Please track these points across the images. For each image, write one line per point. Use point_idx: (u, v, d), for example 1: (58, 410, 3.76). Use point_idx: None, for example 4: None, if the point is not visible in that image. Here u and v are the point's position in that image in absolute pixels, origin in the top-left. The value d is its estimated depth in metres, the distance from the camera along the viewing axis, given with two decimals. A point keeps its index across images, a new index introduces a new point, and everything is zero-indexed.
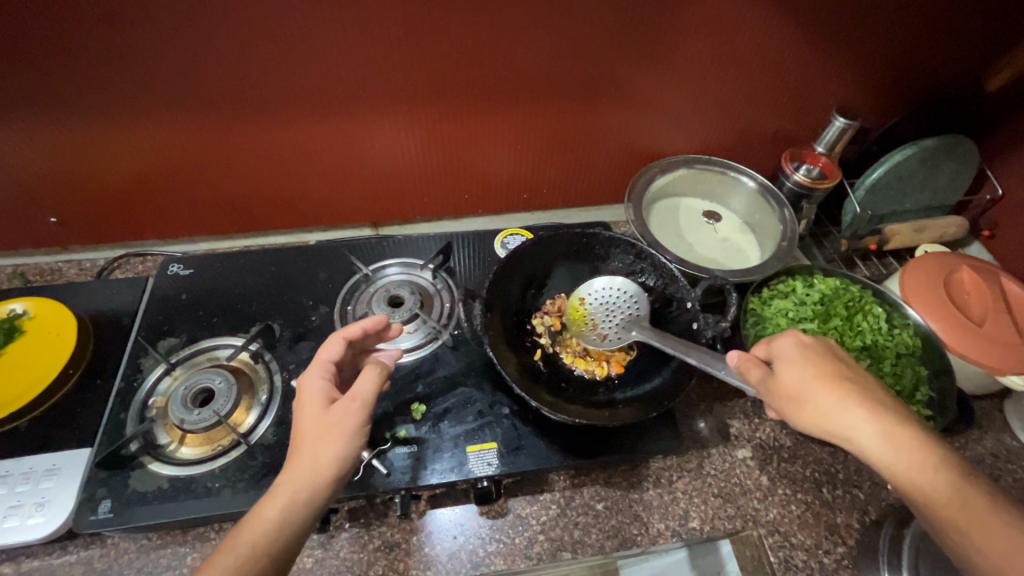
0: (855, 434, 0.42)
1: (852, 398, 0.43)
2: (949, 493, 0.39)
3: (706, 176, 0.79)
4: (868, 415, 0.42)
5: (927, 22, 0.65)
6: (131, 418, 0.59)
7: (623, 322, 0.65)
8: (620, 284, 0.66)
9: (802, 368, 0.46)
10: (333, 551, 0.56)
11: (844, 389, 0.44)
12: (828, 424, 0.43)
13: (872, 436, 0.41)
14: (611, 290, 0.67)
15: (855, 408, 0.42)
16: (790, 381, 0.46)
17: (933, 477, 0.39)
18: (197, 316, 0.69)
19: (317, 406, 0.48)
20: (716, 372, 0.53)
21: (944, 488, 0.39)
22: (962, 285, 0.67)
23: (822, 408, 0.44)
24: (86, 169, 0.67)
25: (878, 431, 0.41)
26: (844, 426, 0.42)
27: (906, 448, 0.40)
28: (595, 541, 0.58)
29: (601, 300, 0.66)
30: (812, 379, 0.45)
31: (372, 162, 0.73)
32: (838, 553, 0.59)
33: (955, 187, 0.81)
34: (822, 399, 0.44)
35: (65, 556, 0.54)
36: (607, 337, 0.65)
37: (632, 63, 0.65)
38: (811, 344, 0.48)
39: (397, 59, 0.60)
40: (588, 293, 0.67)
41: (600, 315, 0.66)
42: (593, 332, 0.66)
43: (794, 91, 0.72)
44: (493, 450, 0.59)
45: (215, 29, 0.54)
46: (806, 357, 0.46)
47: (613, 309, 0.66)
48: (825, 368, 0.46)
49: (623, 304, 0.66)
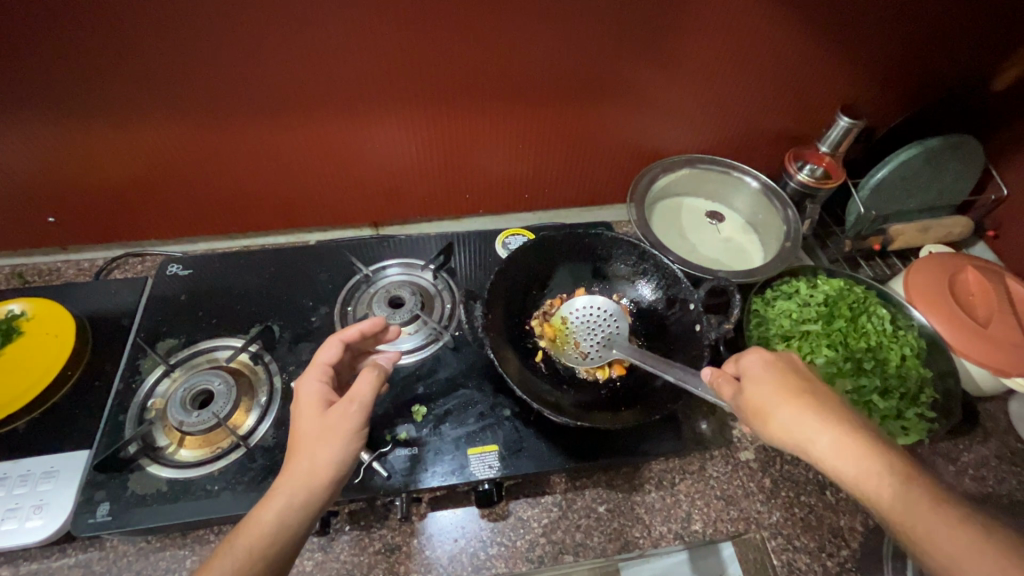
0: (811, 447, 0.41)
1: (810, 411, 0.42)
2: (901, 502, 0.36)
3: (709, 176, 0.78)
4: (824, 428, 0.41)
5: (933, 20, 0.64)
6: (129, 420, 0.59)
7: (604, 340, 0.65)
8: (601, 304, 0.67)
9: (764, 384, 0.45)
10: (334, 554, 0.56)
11: (802, 403, 0.43)
12: (788, 438, 0.42)
13: (829, 449, 0.40)
14: (592, 309, 0.67)
15: (811, 422, 0.42)
16: (753, 396, 0.45)
17: (887, 487, 0.37)
18: (196, 316, 0.69)
19: (315, 410, 0.47)
20: (692, 390, 0.53)
21: (894, 497, 0.37)
22: (967, 286, 0.67)
23: (781, 423, 0.43)
24: (84, 169, 0.67)
25: (833, 443, 0.40)
26: (801, 440, 0.42)
27: (861, 460, 0.39)
28: (597, 544, 0.58)
29: (583, 319, 0.66)
30: (772, 393, 0.44)
31: (372, 161, 0.73)
32: (841, 556, 0.59)
33: (959, 187, 0.80)
34: (781, 414, 0.43)
35: (64, 558, 0.54)
36: (587, 355, 0.64)
37: (635, 62, 0.64)
38: (777, 361, 0.47)
39: (398, 57, 0.59)
40: (570, 312, 0.67)
41: (581, 334, 0.66)
42: (574, 350, 0.65)
43: (799, 90, 0.71)
44: (494, 452, 0.59)
45: (213, 28, 0.53)
46: (770, 373, 0.46)
47: (594, 328, 0.66)
48: (788, 383, 0.45)
49: (603, 323, 0.66)
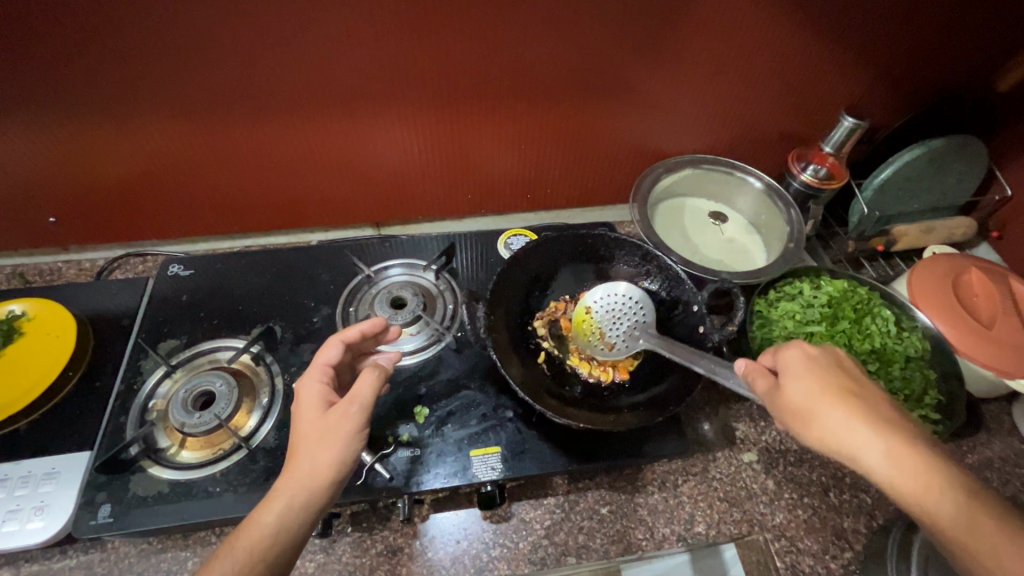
0: (860, 453, 0.41)
1: (859, 416, 0.42)
2: (962, 515, 0.37)
3: (712, 176, 0.78)
4: (875, 435, 0.41)
5: (937, 21, 0.64)
6: (130, 421, 0.59)
7: (630, 330, 0.64)
8: (625, 292, 0.65)
9: (807, 383, 0.45)
10: (336, 556, 0.56)
11: (851, 406, 0.43)
12: (834, 442, 0.42)
13: (879, 455, 0.40)
14: (617, 298, 0.65)
15: (861, 427, 0.42)
16: (796, 396, 0.45)
17: (942, 498, 0.38)
18: (198, 317, 0.68)
19: (315, 411, 0.47)
20: (724, 381, 0.53)
21: (954, 509, 0.37)
22: (971, 287, 0.66)
23: (828, 426, 0.43)
24: (85, 169, 0.66)
25: (885, 451, 0.40)
26: (849, 445, 0.41)
27: (915, 468, 0.39)
28: (600, 546, 0.58)
29: (608, 308, 0.65)
30: (818, 395, 0.44)
31: (373, 161, 0.73)
32: (845, 558, 0.58)
33: (962, 188, 0.80)
34: (828, 416, 0.43)
35: (64, 560, 0.54)
36: (614, 346, 0.64)
37: (638, 63, 0.64)
38: (819, 358, 0.47)
39: (399, 57, 0.59)
40: (593, 302, 0.66)
41: (606, 324, 0.65)
42: (600, 342, 0.65)
43: (802, 91, 0.71)
44: (496, 453, 0.59)
45: (213, 27, 0.53)
46: (815, 372, 0.46)
47: (619, 317, 0.65)
48: (832, 384, 0.45)
49: (629, 311, 0.65)
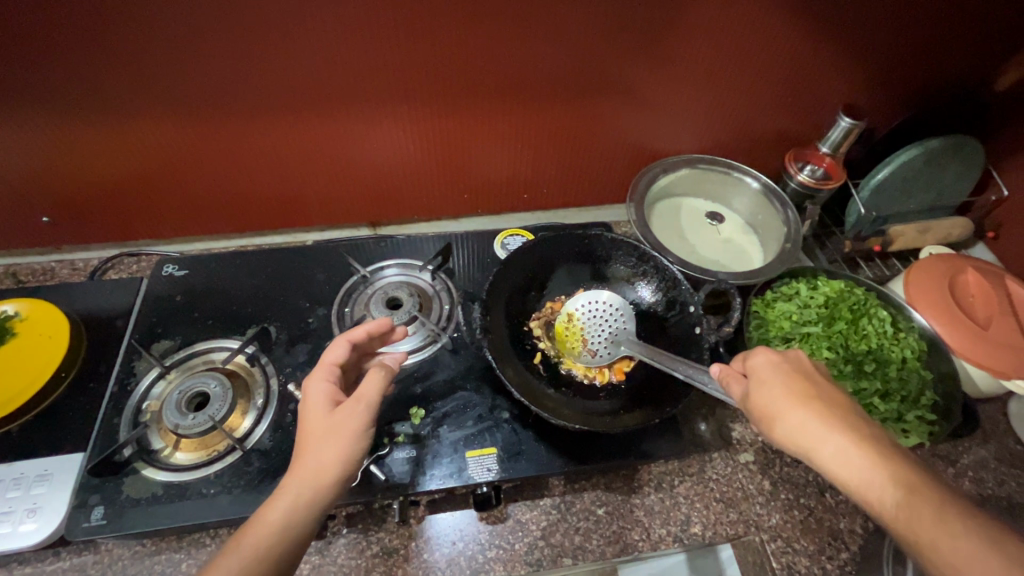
0: (815, 452, 0.41)
1: (815, 416, 0.42)
2: (899, 507, 0.36)
3: (709, 176, 0.78)
4: (827, 434, 0.41)
5: (935, 21, 0.64)
6: (123, 423, 0.58)
7: (611, 338, 0.64)
8: (608, 300, 0.66)
9: (772, 387, 0.45)
10: (331, 558, 0.55)
11: (808, 407, 0.43)
12: (794, 443, 0.42)
13: (834, 455, 0.40)
14: (600, 305, 0.66)
15: (816, 427, 0.41)
16: (761, 400, 0.45)
17: (886, 492, 0.37)
18: (192, 317, 0.68)
19: (321, 409, 0.47)
20: (699, 386, 0.53)
21: (893, 505, 0.36)
22: (967, 288, 0.66)
23: (787, 427, 0.43)
24: (78, 167, 0.66)
25: (837, 448, 0.40)
26: (805, 445, 0.42)
27: (866, 466, 0.38)
28: (596, 547, 0.58)
29: (589, 316, 0.66)
30: (779, 397, 0.44)
31: (369, 161, 0.72)
32: (841, 558, 0.58)
33: (958, 188, 0.80)
34: (787, 418, 0.43)
35: (57, 562, 0.53)
36: (596, 353, 0.64)
37: (635, 63, 0.64)
38: (784, 364, 0.47)
39: (396, 56, 0.59)
40: (576, 309, 0.66)
41: (589, 331, 0.65)
42: (583, 349, 0.64)
43: (800, 91, 0.71)
44: (492, 454, 0.58)
45: (208, 24, 0.52)
46: (778, 375, 0.46)
47: (600, 325, 0.65)
48: (796, 388, 0.45)
49: (610, 319, 0.66)
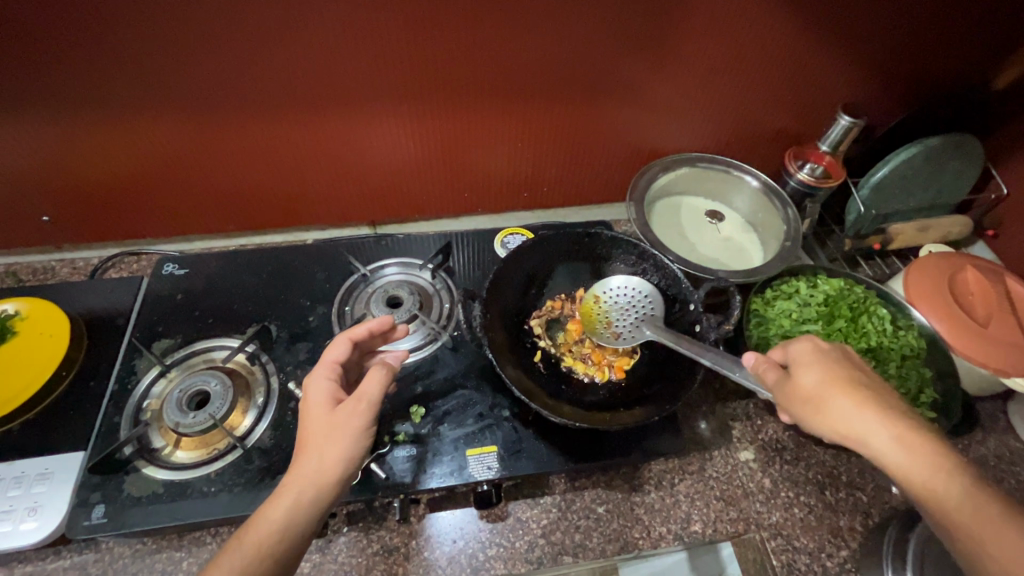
0: (866, 437, 0.42)
1: (867, 403, 0.43)
2: (962, 499, 0.37)
3: (708, 175, 0.78)
4: (882, 422, 0.42)
5: (934, 20, 0.64)
6: (124, 421, 0.58)
7: (636, 322, 0.64)
8: (635, 284, 0.66)
9: (818, 373, 0.46)
10: (332, 556, 0.55)
11: (859, 394, 0.44)
12: (841, 427, 0.43)
13: (887, 442, 0.41)
14: (627, 290, 0.67)
15: (869, 414, 0.42)
16: (806, 384, 0.46)
17: (943, 481, 0.38)
18: (193, 316, 0.68)
19: (322, 408, 0.47)
20: (729, 374, 0.53)
21: (956, 495, 0.37)
22: (967, 285, 0.66)
23: (836, 411, 0.43)
24: (79, 166, 0.66)
25: (892, 435, 0.41)
26: (856, 430, 0.42)
27: (922, 455, 0.40)
28: (596, 545, 0.58)
29: (618, 299, 0.67)
30: (828, 382, 0.45)
31: (369, 159, 0.72)
32: (841, 556, 0.59)
33: (959, 186, 0.80)
34: (837, 402, 0.44)
35: (58, 561, 0.53)
36: (619, 335, 0.65)
37: (635, 61, 0.64)
38: (830, 352, 0.48)
39: (396, 55, 0.59)
40: (604, 292, 0.67)
41: (615, 313, 0.66)
42: (606, 330, 0.65)
43: (799, 89, 0.71)
44: (493, 453, 0.58)
45: (208, 23, 0.52)
46: (828, 362, 0.46)
47: (627, 308, 0.66)
48: (841, 375, 0.45)
49: (637, 304, 0.66)
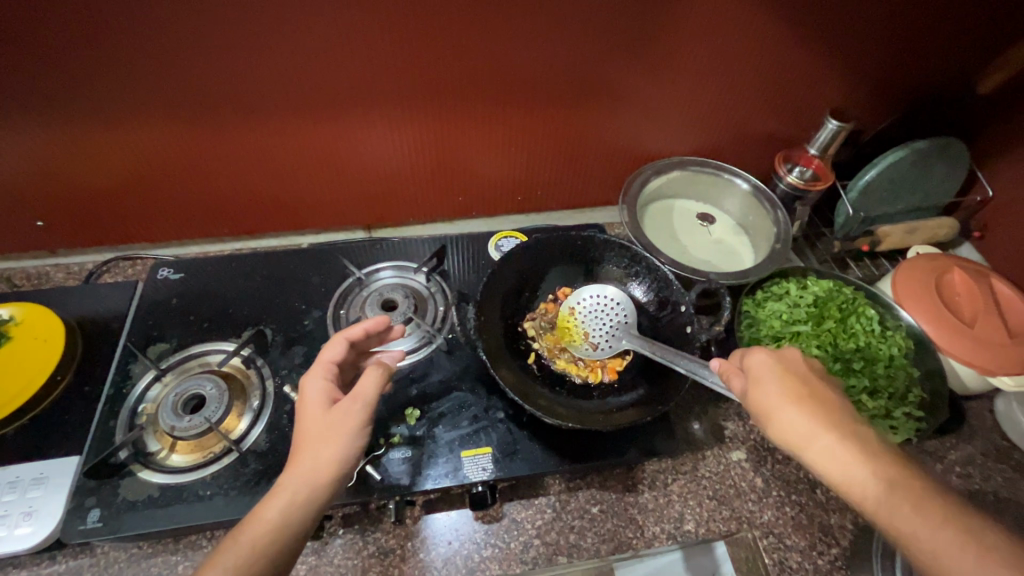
0: (805, 450, 0.42)
1: (808, 415, 0.43)
2: (882, 503, 0.38)
3: (699, 178, 0.79)
4: (822, 434, 0.42)
5: (918, 26, 0.65)
6: (120, 426, 0.58)
7: (612, 330, 0.66)
8: (608, 293, 0.68)
9: (766, 385, 0.46)
10: (328, 558, 0.56)
11: (801, 406, 0.44)
12: (786, 440, 0.43)
13: (822, 455, 0.41)
14: (599, 300, 0.67)
15: (810, 427, 0.42)
16: (756, 397, 0.46)
17: (875, 491, 0.38)
18: (188, 320, 0.68)
19: (318, 407, 0.47)
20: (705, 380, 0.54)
21: (878, 498, 0.38)
22: (953, 286, 0.68)
23: (780, 426, 0.44)
24: (74, 171, 0.66)
25: (829, 449, 0.41)
26: (799, 444, 0.42)
27: (853, 467, 0.40)
28: (591, 545, 0.58)
29: (589, 310, 0.67)
30: (775, 395, 0.45)
31: (364, 163, 0.73)
32: (832, 554, 0.59)
33: (945, 188, 0.81)
34: (781, 417, 0.44)
35: (53, 566, 0.53)
36: (597, 346, 0.65)
37: (626, 66, 0.65)
38: (773, 361, 0.47)
39: (390, 60, 0.59)
40: (577, 304, 0.68)
41: (590, 324, 0.67)
42: (584, 342, 0.66)
43: (788, 94, 0.72)
44: (487, 454, 0.59)
45: (204, 29, 0.53)
46: (773, 372, 0.46)
47: (601, 318, 0.67)
48: (790, 387, 0.45)
49: (610, 312, 0.67)
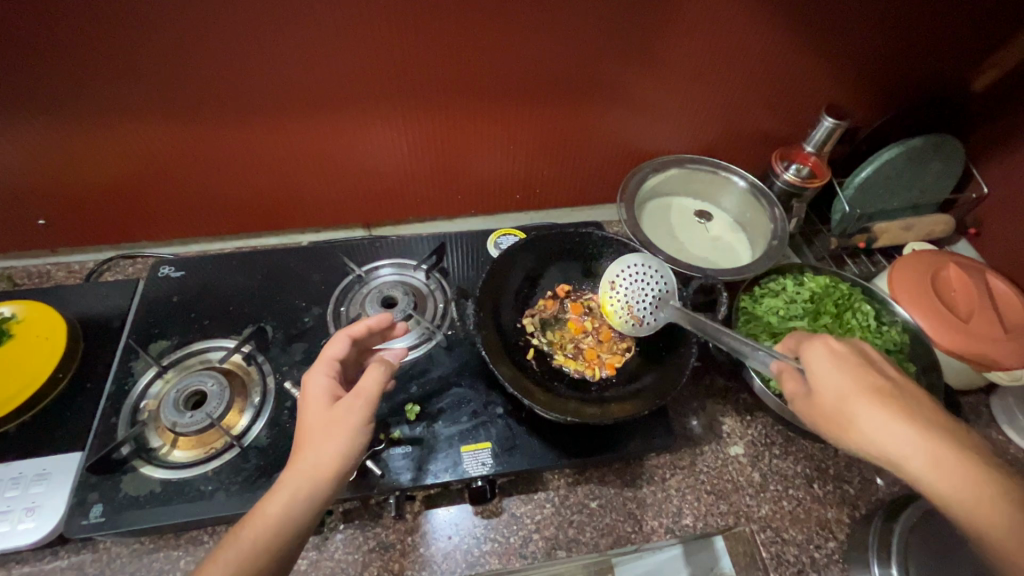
0: (899, 454, 0.40)
1: (892, 410, 0.41)
2: (1003, 515, 0.36)
3: (697, 176, 0.79)
4: (912, 431, 0.40)
5: (913, 24, 0.66)
6: (121, 422, 0.59)
7: (653, 300, 0.63)
8: (643, 261, 0.65)
9: (842, 381, 0.44)
10: (328, 553, 0.56)
11: (885, 402, 0.42)
12: (873, 442, 0.41)
13: (919, 459, 0.39)
14: (635, 269, 0.65)
15: (898, 424, 0.40)
16: (831, 396, 0.44)
17: (989, 496, 0.37)
18: (189, 318, 0.69)
19: (321, 403, 0.48)
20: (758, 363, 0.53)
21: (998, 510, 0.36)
22: (949, 283, 0.68)
23: (864, 427, 0.41)
24: (76, 170, 0.67)
25: (926, 452, 0.39)
26: (885, 443, 0.40)
27: (959, 472, 0.38)
28: (590, 539, 0.59)
29: (628, 281, 0.65)
30: (853, 391, 0.43)
31: (364, 161, 0.73)
32: (829, 547, 0.60)
33: (941, 186, 0.82)
34: (865, 415, 0.41)
35: (56, 561, 0.54)
36: (642, 320, 0.63)
37: (623, 65, 0.66)
38: (846, 354, 0.46)
39: (389, 59, 0.60)
40: (615, 277, 0.66)
41: (630, 296, 0.64)
42: (628, 317, 0.64)
43: (784, 91, 0.73)
44: (487, 449, 0.59)
45: (204, 28, 0.53)
46: (844, 367, 0.44)
47: (641, 287, 0.64)
48: (867, 381, 0.43)
49: (649, 280, 0.64)
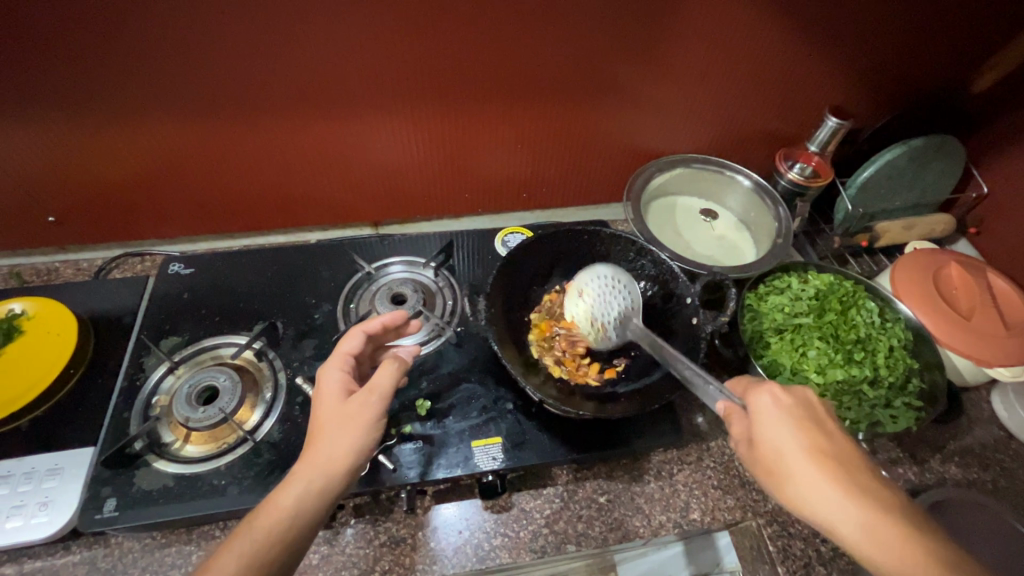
0: (829, 518, 0.40)
1: (828, 473, 0.41)
2: None
3: (701, 175, 0.80)
4: (843, 498, 0.40)
5: (916, 26, 0.67)
6: (134, 416, 0.59)
7: (622, 316, 0.63)
8: (610, 274, 0.65)
9: (781, 440, 0.43)
10: (340, 548, 0.57)
11: (823, 465, 0.42)
12: (805, 506, 0.41)
13: (848, 525, 0.39)
14: (606, 280, 0.65)
15: (831, 489, 0.40)
16: (770, 451, 0.44)
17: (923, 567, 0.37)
18: (200, 315, 0.69)
19: (334, 398, 0.48)
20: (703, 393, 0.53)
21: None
22: (950, 281, 0.70)
23: (797, 488, 0.41)
24: (87, 167, 0.67)
25: (856, 519, 0.39)
26: (817, 507, 0.40)
27: (889, 541, 0.38)
28: (599, 534, 0.59)
29: (599, 290, 0.64)
30: (791, 452, 0.43)
31: (373, 160, 0.74)
32: (835, 541, 0.61)
33: (942, 186, 0.83)
34: (801, 477, 0.41)
35: (68, 556, 0.54)
36: (607, 333, 0.63)
37: (631, 65, 0.66)
38: (790, 407, 0.45)
39: (401, 58, 0.61)
40: (583, 285, 0.65)
41: (599, 304, 0.64)
42: (594, 327, 0.63)
43: (789, 92, 0.74)
44: (498, 444, 0.60)
45: (219, 28, 0.54)
46: (783, 424, 0.44)
47: (610, 297, 0.64)
48: (808, 441, 0.43)
49: (616, 291, 0.64)
